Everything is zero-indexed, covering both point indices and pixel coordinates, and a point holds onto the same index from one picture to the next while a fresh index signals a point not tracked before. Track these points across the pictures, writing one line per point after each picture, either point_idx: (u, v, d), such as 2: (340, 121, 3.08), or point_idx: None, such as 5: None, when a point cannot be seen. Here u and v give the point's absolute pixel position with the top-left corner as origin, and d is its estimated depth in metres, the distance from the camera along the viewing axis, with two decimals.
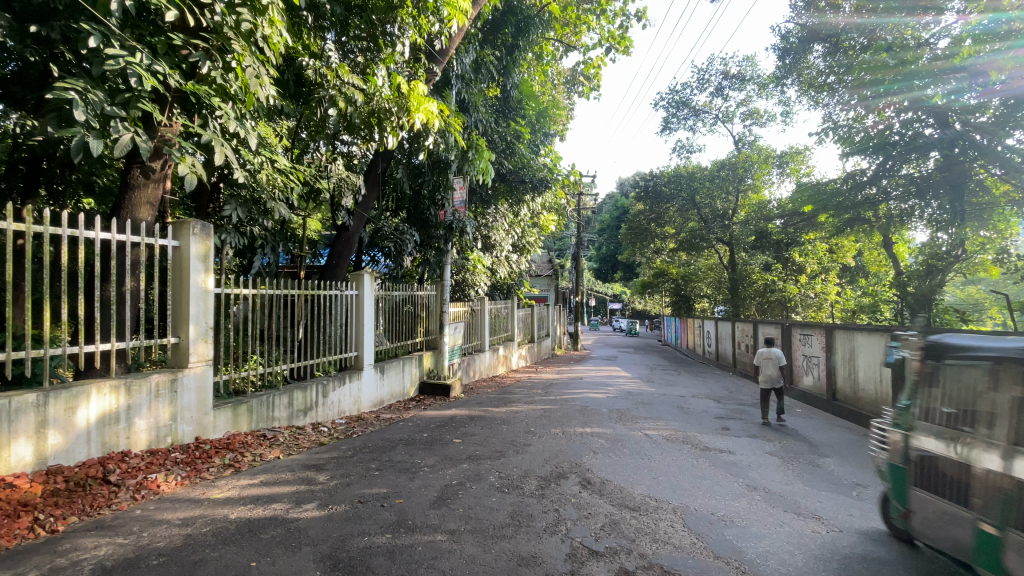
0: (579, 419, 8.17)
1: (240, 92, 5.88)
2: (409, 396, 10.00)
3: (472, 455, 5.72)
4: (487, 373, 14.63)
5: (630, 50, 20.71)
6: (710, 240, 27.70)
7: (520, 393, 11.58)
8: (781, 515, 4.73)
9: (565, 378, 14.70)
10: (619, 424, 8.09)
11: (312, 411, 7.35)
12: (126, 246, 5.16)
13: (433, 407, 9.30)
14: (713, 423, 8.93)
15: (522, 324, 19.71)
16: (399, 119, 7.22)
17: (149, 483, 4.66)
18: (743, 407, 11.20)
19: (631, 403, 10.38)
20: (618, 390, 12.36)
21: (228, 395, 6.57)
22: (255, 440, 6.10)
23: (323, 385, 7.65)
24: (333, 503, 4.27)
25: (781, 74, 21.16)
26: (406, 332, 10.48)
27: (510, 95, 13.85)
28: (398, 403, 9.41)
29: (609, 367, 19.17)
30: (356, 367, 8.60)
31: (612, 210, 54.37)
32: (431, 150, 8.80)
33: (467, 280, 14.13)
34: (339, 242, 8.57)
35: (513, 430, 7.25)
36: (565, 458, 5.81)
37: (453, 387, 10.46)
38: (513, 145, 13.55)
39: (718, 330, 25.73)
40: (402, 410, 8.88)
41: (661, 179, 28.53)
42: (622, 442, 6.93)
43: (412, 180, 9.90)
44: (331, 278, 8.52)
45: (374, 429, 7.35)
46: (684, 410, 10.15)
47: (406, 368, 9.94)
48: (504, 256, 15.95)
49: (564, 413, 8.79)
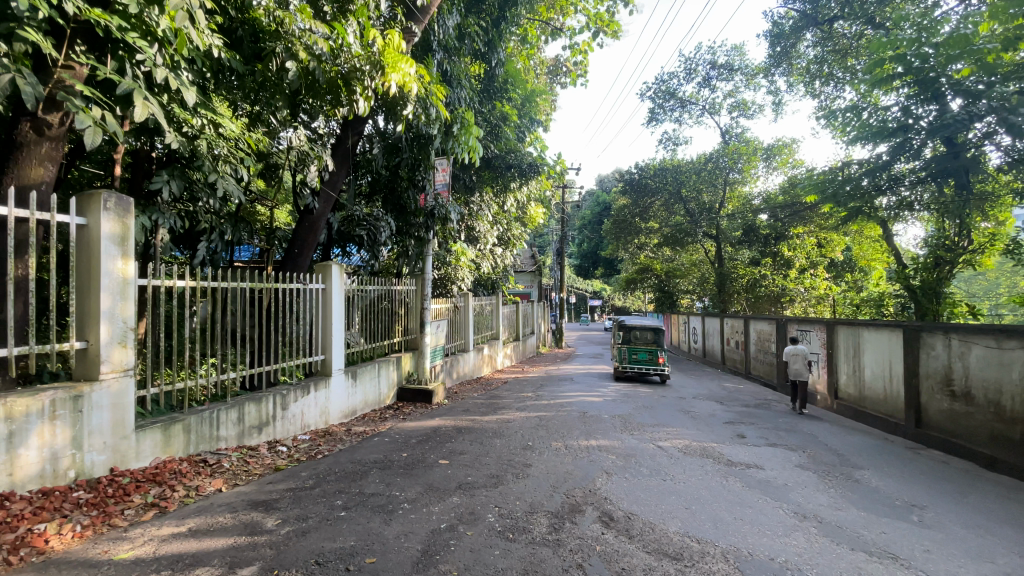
0: (581, 429, 7.16)
1: (170, 33, 4.70)
2: (385, 403, 8.86)
3: (463, 483, 4.65)
4: (471, 374, 13.53)
5: (619, 35, 19.79)
6: (697, 234, 27.06)
7: (509, 396, 10.54)
8: (851, 556, 3.81)
9: (555, 378, 13.75)
10: (627, 434, 7.12)
11: (269, 428, 6.18)
12: (8, 221, 3.92)
13: (414, 416, 8.18)
14: (726, 429, 8.06)
15: (506, 321, 18.67)
16: (372, 80, 6.20)
17: (32, 539, 3.46)
18: (749, 409, 10.41)
19: (631, 407, 9.46)
20: (614, 391, 11.44)
21: (163, 410, 5.37)
22: (191, 469, 4.91)
23: (283, 396, 6.46)
24: (281, 566, 3.15)
25: (772, 63, 20.54)
26: (383, 332, 9.34)
27: (496, 74, 12.74)
28: (373, 412, 8.27)
29: (598, 366, 18.24)
30: (324, 373, 7.42)
31: (592, 205, 53.49)
32: (410, 123, 7.69)
33: (451, 275, 12.99)
34: (302, 228, 7.40)
35: (507, 445, 6.20)
36: (576, 484, 4.79)
37: (435, 393, 9.36)
38: (500, 128, 12.47)
39: (705, 326, 25.10)
40: (377, 421, 7.73)
41: (647, 172, 27.74)
42: (635, 458, 5.97)
43: (388, 158, 8.74)
44: (291, 269, 7.33)
45: (343, 448, 6.20)
46: (689, 413, 9.29)
47: (382, 373, 8.80)
48: (489, 249, 14.87)
49: (562, 421, 7.80)
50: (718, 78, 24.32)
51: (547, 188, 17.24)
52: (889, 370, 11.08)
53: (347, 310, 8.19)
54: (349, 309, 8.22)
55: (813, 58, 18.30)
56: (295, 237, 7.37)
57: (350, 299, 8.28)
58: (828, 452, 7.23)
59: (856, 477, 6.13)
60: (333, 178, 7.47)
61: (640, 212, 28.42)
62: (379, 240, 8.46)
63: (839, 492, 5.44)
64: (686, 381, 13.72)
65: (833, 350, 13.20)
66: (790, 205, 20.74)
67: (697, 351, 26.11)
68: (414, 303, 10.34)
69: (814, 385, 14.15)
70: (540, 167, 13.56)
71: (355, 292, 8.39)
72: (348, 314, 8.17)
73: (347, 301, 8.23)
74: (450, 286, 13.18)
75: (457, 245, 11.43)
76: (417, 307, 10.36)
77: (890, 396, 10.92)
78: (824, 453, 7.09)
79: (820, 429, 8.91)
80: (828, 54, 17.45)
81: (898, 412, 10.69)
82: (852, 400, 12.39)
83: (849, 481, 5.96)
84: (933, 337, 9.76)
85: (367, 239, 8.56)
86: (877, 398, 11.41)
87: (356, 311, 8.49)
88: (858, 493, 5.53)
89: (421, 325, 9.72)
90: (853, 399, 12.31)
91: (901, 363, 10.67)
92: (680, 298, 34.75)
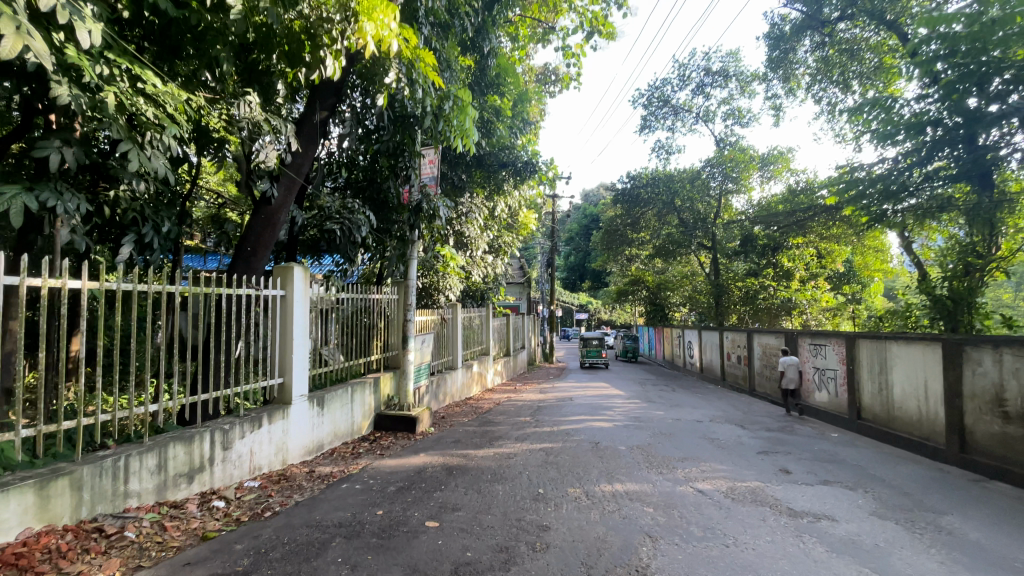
0: (599, 468, 5.86)
1: None
2: (360, 434, 7.46)
3: (460, 564, 3.33)
4: (460, 395, 12.15)
5: (613, 36, 18.85)
6: (691, 245, 26.13)
7: (504, 421, 9.19)
8: None
9: (552, 398, 12.44)
10: (655, 473, 5.86)
11: (202, 475, 4.77)
12: None
13: (394, 451, 6.81)
14: (765, 462, 6.83)
15: (496, 335, 17.33)
16: (348, 35, 4.90)
17: None
18: (776, 435, 9.21)
19: (647, 434, 8.20)
20: (620, 414, 10.18)
21: (50, 458, 3.94)
22: (76, 547, 3.48)
23: (224, 433, 5.05)
24: None
25: (771, 68, 19.76)
26: (359, 348, 7.97)
27: (488, 64, 11.57)
28: (343, 447, 6.87)
29: (595, 383, 16.97)
30: (282, 401, 6.01)
31: (580, 218, 52.51)
32: (392, 95, 6.39)
33: (439, 283, 11.61)
34: (255, 222, 6.01)
35: (513, 494, 4.88)
36: (615, 559, 3.51)
37: (420, 420, 7.99)
38: (493, 123, 11.22)
39: (702, 340, 24.03)
40: (347, 460, 6.33)
41: (640, 182, 26.71)
42: (675, 508, 4.70)
43: (366, 144, 7.45)
44: (240, 271, 5.93)
45: (300, 501, 4.83)
46: (713, 441, 8.07)
47: (355, 399, 7.40)
48: (480, 257, 13.54)
49: (573, 455, 6.51)
50: (711, 85, 23.48)
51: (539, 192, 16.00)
52: (923, 388, 9.99)
53: (314, 322, 6.80)
54: (316, 321, 6.83)
55: (816, 60, 17.44)
56: (247, 231, 5.98)
57: (316, 307, 6.87)
58: (892, 491, 6.07)
59: (945, 528, 4.97)
60: (297, 161, 6.15)
61: (631, 222, 27.39)
62: (353, 237, 7.03)
63: (942, 554, 4.25)
64: (694, 401, 12.51)
65: (852, 366, 12.14)
66: (792, 214, 19.75)
67: (693, 366, 25.01)
68: (396, 315, 9.00)
69: (830, 404, 13.12)
70: (536, 166, 12.34)
71: (325, 299, 7.03)
72: (314, 326, 6.76)
73: (315, 312, 6.85)
74: (436, 296, 11.82)
75: (444, 249, 10.09)
76: (400, 319, 9.05)
77: (927, 418, 9.79)
78: (889, 493, 5.94)
79: (864, 458, 7.77)
80: (833, 56, 16.58)
81: (936, 436, 9.54)
82: (878, 423, 11.21)
83: (940, 533, 4.79)
84: (980, 352, 8.64)
85: (340, 236, 7.15)
86: (907, 419, 10.30)
87: (327, 324, 7.15)
88: (963, 553, 4.35)
89: (404, 340, 8.35)
90: (879, 421, 11.16)
91: (938, 381, 9.58)
92: (672, 311, 33.71)
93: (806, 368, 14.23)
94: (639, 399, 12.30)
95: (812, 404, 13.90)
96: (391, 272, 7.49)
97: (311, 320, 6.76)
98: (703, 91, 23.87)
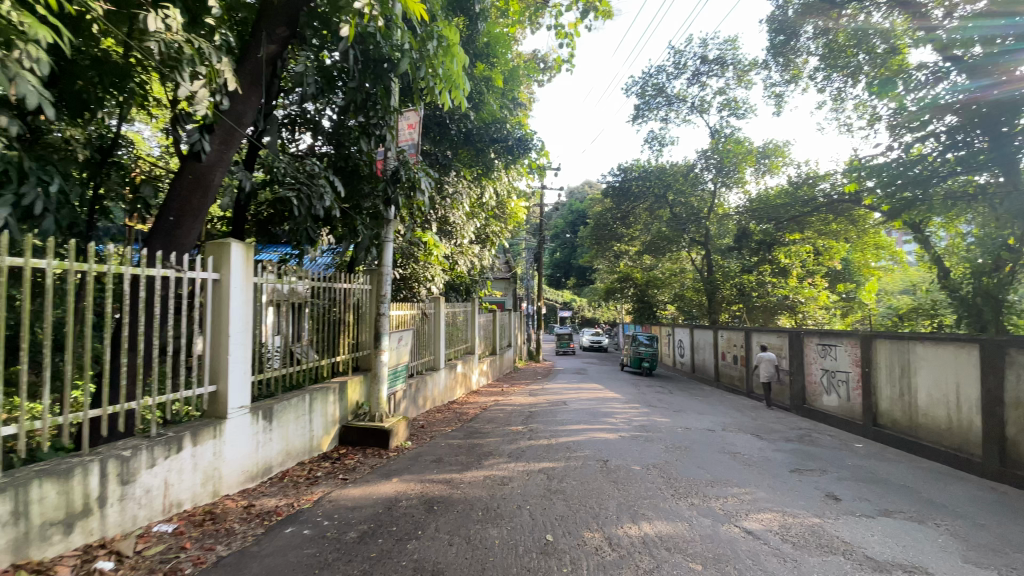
0: (617, 499, 4.70)
1: None
2: (320, 451, 6.18)
3: None
4: (442, 399, 10.89)
5: (609, 15, 17.63)
6: (683, 240, 25.17)
7: (493, 431, 7.98)
8: None
9: (544, 403, 11.26)
10: (685, 503, 4.74)
11: (85, 521, 3.46)
12: None
13: (359, 474, 5.54)
14: (806, 486, 5.74)
15: (481, 332, 16.06)
16: None
17: None
18: (800, 446, 8.16)
19: (660, 447, 7.07)
20: (622, 421, 9.05)
21: None
22: None
23: (124, 460, 3.74)
24: None
25: (772, 55, 18.79)
26: (324, 347, 6.73)
27: (477, 27, 10.26)
28: (297, 469, 5.58)
29: (587, 385, 15.84)
30: (215, 415, 4.70)
31: (566, 214, 51.35)
32: (363, 30, 5.10)
33: (421, 274, 10.31)
34: (180, 184, 4.65)
35: (513, 544, 3.68)
36: None
37: (394, 433, 6.74)
38: (482, 94, 9.93)
39: (693, 339, 23.11)
40: (298, 488, 5.05)
41: (631, 175, 25.59)
42: (726, 562, 3.56)
43: (330, 99, 6.15)
44: (157, 247, 4.54)
45: (223, 556, 3.54)
46: (735, 456, 6.98)
47: (314, 408, 6.11)
48: (466, 246, 12.25)
49: (581, 478, 5.34)
50: (707, 74, 22.43)
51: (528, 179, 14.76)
52: (953, 392, 9.11)
53: (273, 317, 5.69)
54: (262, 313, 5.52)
55: (820, 47, 16.49)
56: (168, 197, 4.63)
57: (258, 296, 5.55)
58: (966, 523, 5.03)
59: None
60: (237, 108, 4.83)
61: (621, 217, 26.35)
62: (312, 211, 5.72)
63: None
64: (697, 406, 11.48)
65: (867, 367, 11.25)
66: (792, 209, 18.84)
67: (684, 365, 24.09)
68: (367, 308, 7.73)
69: (839, 408, 12.22)
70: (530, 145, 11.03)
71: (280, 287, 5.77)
72: (276, 320, 5.68)
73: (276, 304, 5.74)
74: (417, 288, 10.52)
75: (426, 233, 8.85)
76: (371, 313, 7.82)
77: (957, 426, 8.93)
78: (964, 527, 4.89)
79: (909, 476, 6.76)
80: (839, 41, 15.63)
81: (969, 446, 8.67)
82: (897, 429, 10.36)
83: None
84: None
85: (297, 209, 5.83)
86: (935, 427, 9.44)
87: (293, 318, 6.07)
88: None
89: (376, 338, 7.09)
90: (900, 427, 10.27)
91: (973, 385, 8.67)
92: (660, 309, 32.78)
93: (813, 370, 13.31)
94: (639, 403, 11.19)
95: (819, 408, 12.99)
96: (356, 256, 6.20)
97: (269, 314, 5.63)
98: (698, 80, 22.82)
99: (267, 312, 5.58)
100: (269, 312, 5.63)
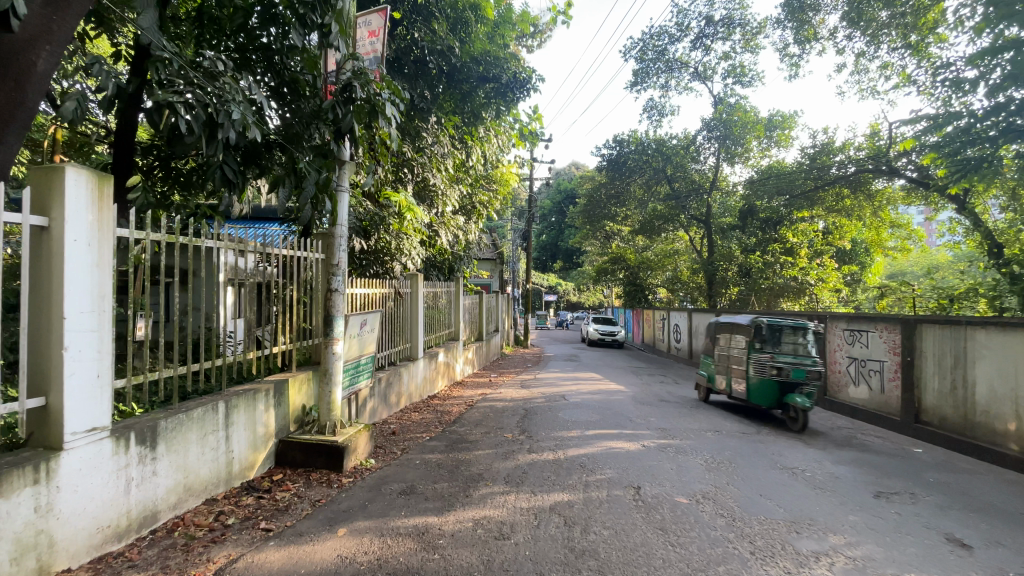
0: (676, 569, 3.11)
1: None
2: (245, 478, 4.48)
3: None
4: (420, 394, 9.22)
5: None
6: (681, 219, 23.50)
7: (483, 439, 6.33)
8: None
9: (540, 397, 9.63)
10: (776, 570, 3.17)
11: None
12: None
13: (291, 519, 3.83)
14: (914, 524, 4.22)
15: (466, 316, 14.29)
16: None
17: None
18: (859, 456, 6.64)
19: (699, 463, 5.48)
20: (639, 422, 7.43)
21: None
22: None
23: None
24: None
25: (788, 11, 16.91)
26: (280, 330, 5.37)
27: None
28: (199, 514, 3.85)
29: (583, 374, 14.24)
30: (45, 445, 2.97)
31: (553, 194, 49.30)
32: None
33: (393, 246, 8.49)
34: None
35: None
36: None
37: (353, 447, 5.04)
38: (466, 18, 8.22)
39: (691, 323, 21.55)
40: (188, 551, 3.32)
41: (627, 149, 23.72)
42: None
43: None
44: None
45: None
46: (797, 474, 5.42)
47: (232, 421, 4.36)
48: (448, 214, 10.43)
49: (613, 526, 3.73)
50: (712, 37, 20.53)
51: (519, 145, 12.86)
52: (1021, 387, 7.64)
53: (233, 299, 4.79)
54: (176, 293, 3.85)
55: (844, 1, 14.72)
56: None
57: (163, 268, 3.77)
58: None
59: None
60: None
61: (615, 194, 24.52)
62: (219, 137, 3.72)
63: None
64: (715, 402, 9.99)
65: (909, 356, 9.81)
66: (804, 184, 17.25)
67: (681, 351, 22.57)
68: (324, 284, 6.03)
69: (870, 402, 10.83)
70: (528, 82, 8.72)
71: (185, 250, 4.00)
72: (237, 303, 4.79)
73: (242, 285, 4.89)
74: (391, 263, 8.72)
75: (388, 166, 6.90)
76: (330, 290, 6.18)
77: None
78: None
79: (1016, 500, 5.28)
80: None
81: None
82: (946, 428, 8.95)
83: None
84: None
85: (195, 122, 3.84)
86: (996, 427, 8.00)
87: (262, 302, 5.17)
88: None
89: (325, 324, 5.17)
90: (951, 428, 8.88)
91: None
92: (651, 293, 31.13)
93: (838, 358, 11.90)
94: (650, 398, 9.63)
95: (844, 400, 11.60)
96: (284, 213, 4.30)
97: (227, 296, 4.71)
98: (702, 44, 20.94)
99: (224, 293, 4.67)
100: (227, 293, 4.71)
